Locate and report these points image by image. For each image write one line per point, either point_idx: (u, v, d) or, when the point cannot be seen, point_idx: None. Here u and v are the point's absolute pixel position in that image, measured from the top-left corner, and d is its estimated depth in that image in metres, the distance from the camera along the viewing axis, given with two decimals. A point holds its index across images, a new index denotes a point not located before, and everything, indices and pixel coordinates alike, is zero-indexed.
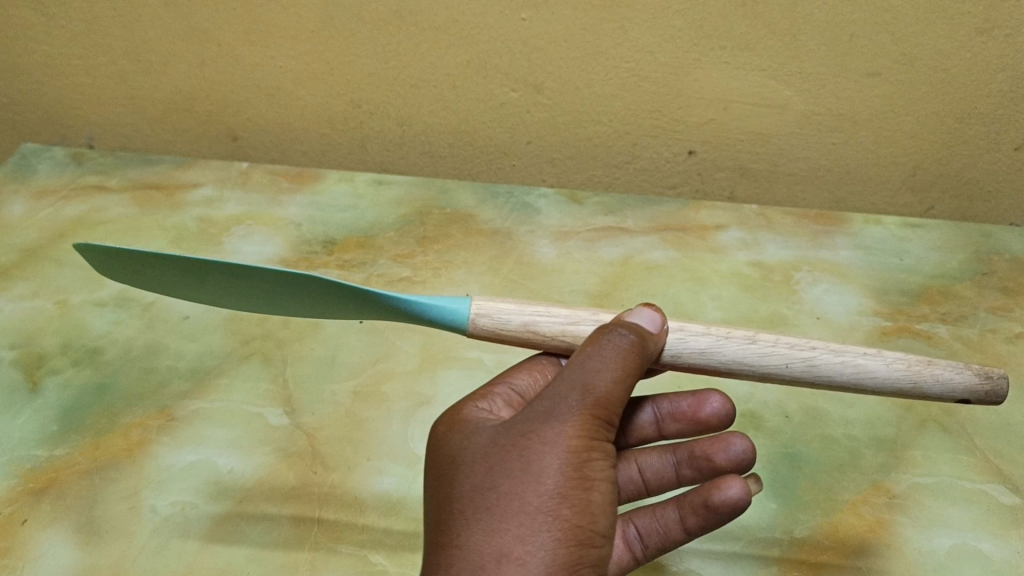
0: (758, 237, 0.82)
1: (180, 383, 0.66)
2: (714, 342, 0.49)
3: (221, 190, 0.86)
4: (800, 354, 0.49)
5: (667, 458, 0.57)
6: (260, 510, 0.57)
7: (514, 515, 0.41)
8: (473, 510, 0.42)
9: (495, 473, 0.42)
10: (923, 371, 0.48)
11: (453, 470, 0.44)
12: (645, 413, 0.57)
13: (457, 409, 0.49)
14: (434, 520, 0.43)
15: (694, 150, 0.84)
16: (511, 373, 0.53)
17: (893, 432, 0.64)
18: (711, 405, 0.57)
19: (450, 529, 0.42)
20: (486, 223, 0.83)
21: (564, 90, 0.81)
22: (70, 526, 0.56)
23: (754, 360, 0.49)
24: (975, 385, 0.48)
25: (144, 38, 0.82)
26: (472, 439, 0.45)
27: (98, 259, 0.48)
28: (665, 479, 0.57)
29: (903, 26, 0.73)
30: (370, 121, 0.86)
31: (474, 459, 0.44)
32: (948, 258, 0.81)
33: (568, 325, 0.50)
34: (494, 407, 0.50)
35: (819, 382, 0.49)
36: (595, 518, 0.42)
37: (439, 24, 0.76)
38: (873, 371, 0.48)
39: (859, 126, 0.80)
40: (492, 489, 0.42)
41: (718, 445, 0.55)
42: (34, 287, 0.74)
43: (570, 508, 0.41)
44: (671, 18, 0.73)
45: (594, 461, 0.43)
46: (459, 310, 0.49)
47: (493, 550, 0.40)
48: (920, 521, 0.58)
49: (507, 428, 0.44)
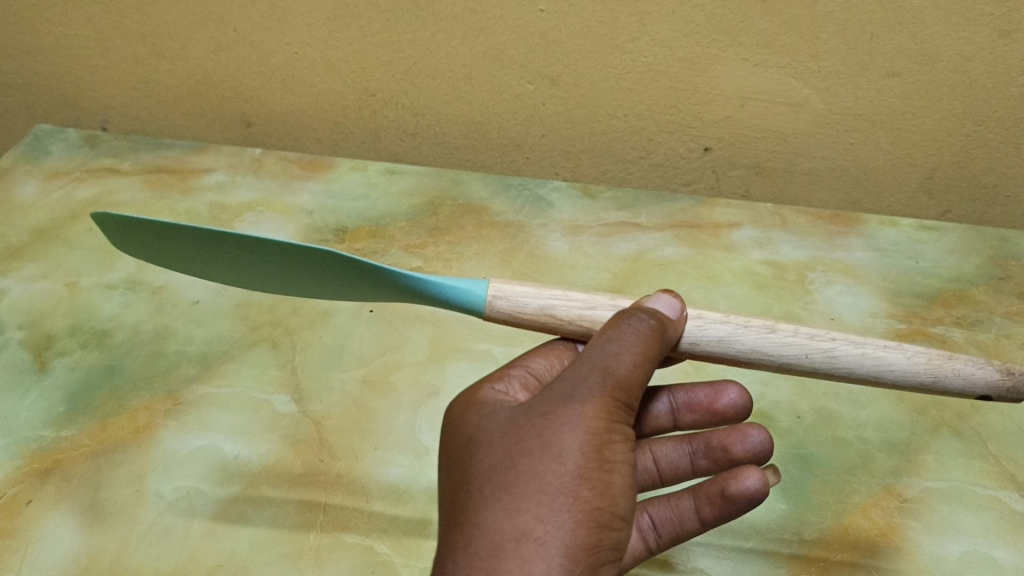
0: (772, 236, 0.82)
1: (188, 368, 0.66)
2: (732, 330, 0.49)
3: (233, 176, 0.86)
4: (820, 345, 0.48)
5: (682, 449, 0.57)
6: (266, 497, 0.57)
7: (534, 495, 0.40)
8: (492, 489, 0.41)
9: (513, 451, 0.42)
10: (943, 365, 0.48)
11: (472, 449, 0.44)
12: (661, 403, 0.56)
13: (473, 390, 0.48)
14: (451, 501, 0.43)
15: (709, 147, 0.84)
16: (528, 357, 0.52)
17: (906, 436, 0.63)
18: (728, 396, 0.57)
19: (469, 509, 0.41)
20: (498, 216, 0.83)
21: (580, 83, 0.80)
22: (75, 509, 0.56)
23: (772, 350, 0.48)
24: (996, 381, 0.48)
25: (160, 21, 0.81)
26: (490, 420, 0.45)
27: (114, 229, 0.48)
28: (680, 470, 0.57)
29: (924, 27, 0.72)
30: (384, 109, 0.85)
31: (493, 438, 0.43)
32: (964, 262, 0.80)
33: (585, 310, 0.49)
34: (511, 389, 0.50)
35: (837, 375, 0.49)
36: (616, 500, 0.42)
37: (456, 13, 0.76)
38: (892, 364, 0.48)
39: (876, 125, 0.80)
40: (512, 469, 0.41)
41: (735, 436, 0.55)
42: (44, 268, 0.74)
43: (590, 489, 0.41)
44: (689, 13, 0.73)
45: (614, 444, 0.43)
46: (476, 292, 0.49)
47: (512, 529, 0.40)
48: (931, 526, 0.57)
49: (527, 409, 0.44)
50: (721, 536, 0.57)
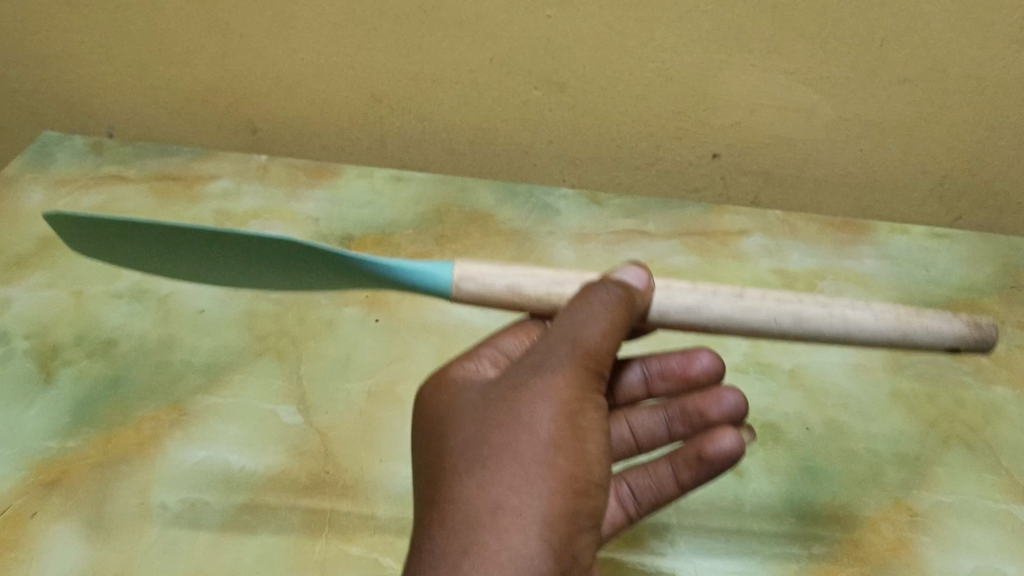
0: (781, 244, 0.81)
1: (194, 379, 0.65)
2: (701, 298, 0.49)
3: (239, 183, 0.86)
4: (787, 308, 0.48)
5: (657, 416, 0.59)
6: (271, 509, 0.57)
7: (508, 466, 0.41)
8: (467, 463, 0.42)
9: (487, 427, 0.43)
10: (911, 321, 0.48)
11: (445, 426, 0.45)
12: (633, 372, 0.58)
13: (444, 369, 0.49)
14: (427, 478, 0.43)
15: (718, 153, 0.83)
16: (498, 336, 0.52)
17: (917, 448, 0.63)
18: (700, 362, 0.58)
19: (444, 484, 0.42)
20: (505, 224, 0.82)
21: (588, 89, 0.79)
22: (81, 521, 0.55)
23: (743, 315, 0.48)
24: (963, 333, 0.48)
25: (166, 28, 0.81)
26: (462, 398, 0.46)
27: (77, 233, 0.47)
28: (656, 437, 0.59)
29: (936, 33, 0.71)
30: (391, 115, 0.85)
31: (466, 415, 0.44)
32: (974, 272, 0.79)
33: (553, 286, 0.50)
34: (482, 367, 0.50)
35: (808, 337, 0.49)
36: (590, 467, 0.43)
37: (463, 20, 0.75)
38: (861, 322, 0.48)
39: (887, 132, 0.79)
40: (485, 443, 0.42)
41: (709, 400, 0.57)
42: (50, 277, 0.74)
43: (563, 457, 0.42)
44: (698, 20, 0.72)
45: (586, 412, 0.44)
46: (442, 274, 0.49)
47: (488, 501, 0.40)
48: (942, 540, 0.57)
49: (498, 384, 0.45)
50: (727, 546, 0.56)
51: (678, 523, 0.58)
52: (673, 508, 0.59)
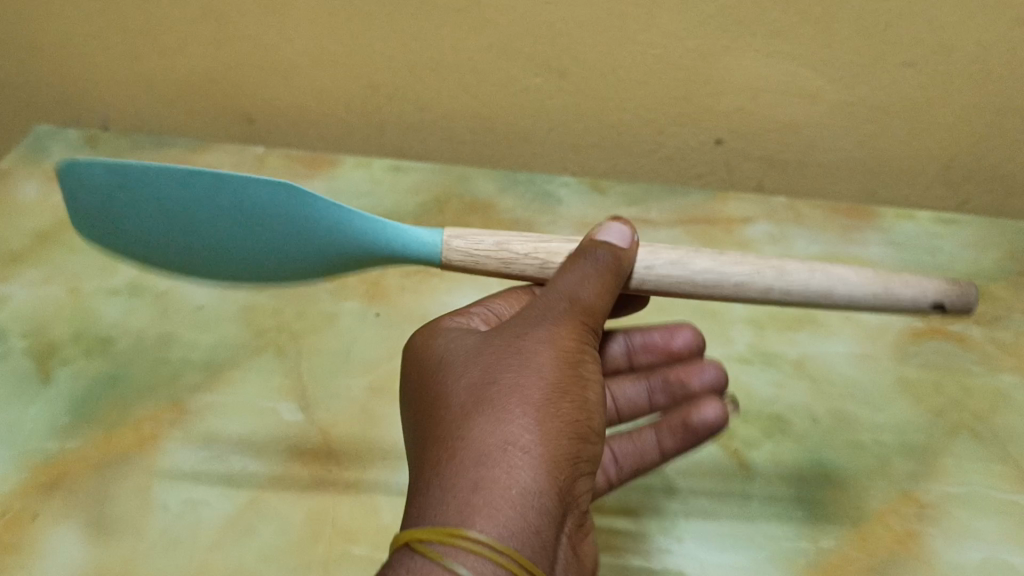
0: (786, 231, 0.81)
1: (193, 376, 0.65)
2: (683, 256, 0.49)
3: (236, 174, 0.85)
4: (770, 265, 0.48)
5: (639, 386, 0.63)
6: (273, 508, 0.56)
7: (517, 403, 0.40)
8: (471, 402, 0.41)
9: (491, 367, 0.42)
10: (891, 280, 0.49)
11: (443, 370, 0.43)
12: (616, 344, 0.62)
13: (433, 323, 0.49)
14: (423, 424, 0.42)
15: (721, 139, 0.82)
16: (489, 300, 0.53)
17: (925, 438, 0.62)
18: (681, 337, 0.63)
19: (448, 423, 0.40)
20: (506, 213, 0.81)
21: (588, 75, 0.78)
22: (81, 523, 0.55)
23: (726, 273, 0.48)
24: (944, 288, 0.50)
25: (159, 18, 0.79)
26: (459, 345, 0.45)
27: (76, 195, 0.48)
28: (638, 407, 0.63)
29: (942, 15, 0.70)
30: (389, 104, 0.83)
31: (467, 359, 0.43)
32: (981, 257, 0.79)
33: (539, 244, 0.52)
34: (472, 321, 0.50)
35: (792, 299, 0.49)
36: (591, 415, 0.42)
37: (460, 6, 0.74)
38: (844, 279, 0.48)
39: (892, 116, 0.78)
40: (491, 381, 0.41)
41: (692, 372, 0.62)
42: (47, 274, 0.73)
43: (568, 401, 0.41)
44: (700, 4, 0.71)
45: (585, 362, 0.44)
46: (432, 240, 0.51)
47: (497, 436, 0.39)
48: (950, 532, 0.56)
49: (499, 333, 0.44)
50: (734, 539, 0.55)
51: (685, 519, 0.57)
52: (680, 503, 0.58)
